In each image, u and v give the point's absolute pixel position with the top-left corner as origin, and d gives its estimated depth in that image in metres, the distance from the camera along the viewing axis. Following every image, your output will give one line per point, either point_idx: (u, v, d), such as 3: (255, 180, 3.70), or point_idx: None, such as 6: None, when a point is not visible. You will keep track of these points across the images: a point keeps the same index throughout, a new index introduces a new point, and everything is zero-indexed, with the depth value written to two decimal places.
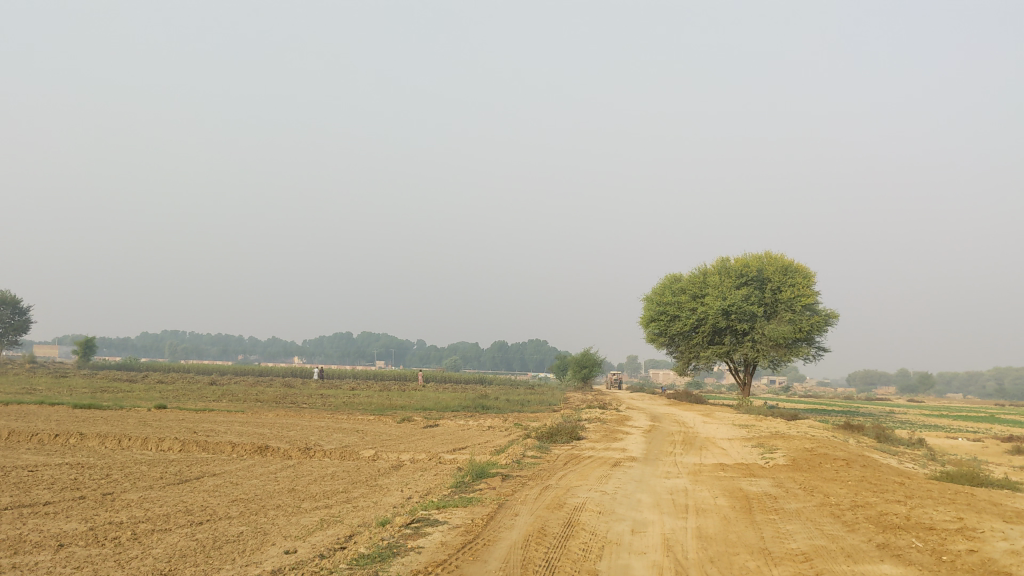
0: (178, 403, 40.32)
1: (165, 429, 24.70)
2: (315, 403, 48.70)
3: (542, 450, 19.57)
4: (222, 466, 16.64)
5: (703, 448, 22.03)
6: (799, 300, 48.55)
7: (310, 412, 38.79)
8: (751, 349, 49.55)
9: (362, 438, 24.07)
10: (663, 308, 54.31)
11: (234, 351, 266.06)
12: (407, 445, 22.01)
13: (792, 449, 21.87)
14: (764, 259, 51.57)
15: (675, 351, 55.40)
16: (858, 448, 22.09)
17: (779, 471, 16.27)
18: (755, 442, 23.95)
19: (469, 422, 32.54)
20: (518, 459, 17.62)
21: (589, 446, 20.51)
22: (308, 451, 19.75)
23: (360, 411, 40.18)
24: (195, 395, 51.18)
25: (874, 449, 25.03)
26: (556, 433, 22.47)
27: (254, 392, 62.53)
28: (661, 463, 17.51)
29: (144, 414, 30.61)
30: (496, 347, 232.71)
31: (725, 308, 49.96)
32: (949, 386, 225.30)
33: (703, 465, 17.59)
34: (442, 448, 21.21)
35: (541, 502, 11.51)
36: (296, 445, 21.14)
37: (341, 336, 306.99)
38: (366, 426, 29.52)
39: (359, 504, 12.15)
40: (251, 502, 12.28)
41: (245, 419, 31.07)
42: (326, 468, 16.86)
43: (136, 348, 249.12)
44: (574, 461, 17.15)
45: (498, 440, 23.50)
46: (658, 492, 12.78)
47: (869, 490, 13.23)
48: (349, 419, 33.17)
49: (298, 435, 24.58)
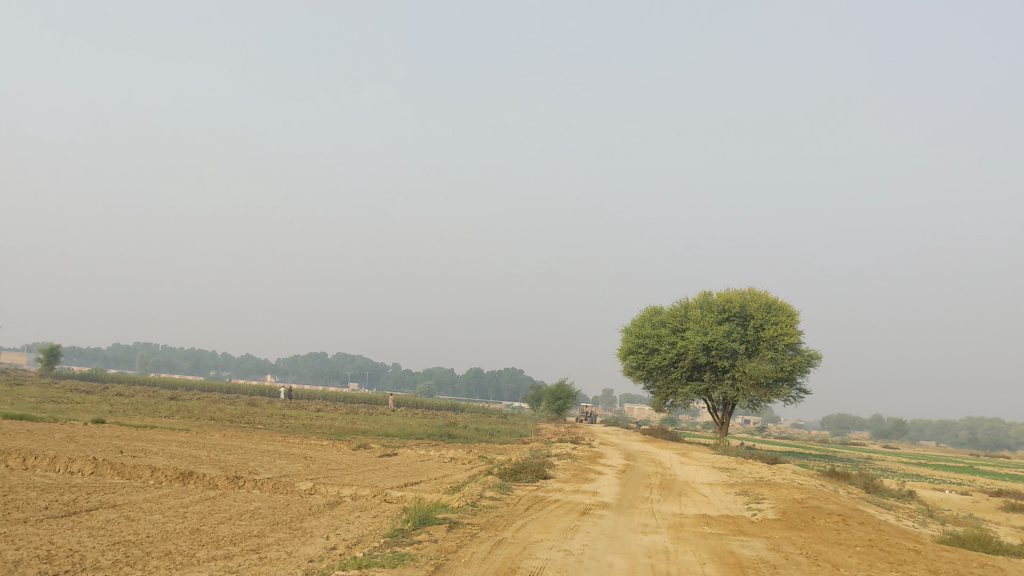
0: (123, 418, 37.85)
1: (89, 448, 22.26)
2: (274, 424, 46.16)
3: (502, 490, 17.38)
4: (130, 496, 14.30)
5: (683, 494, 19.92)
6: (782, 339, 46.74)
7: (263, 433, 36.28)
8: (731, 388, 47.66)
9: (307, 467, 21.75)
10: (641, 340, 52.27)
11: (206, 365, 262.08)
12: (354, 477, 19.70)
13: (781, 500, 19.78)
14: (747, 294, 49.70)
15: (653, 387, 53.39)
16: (853, 503, 20.02)
17: (773, 529, 14.16)
18: (739, 490, 21.77)
19: (431, 453, 30.24)
20: (475, 501, 15.42)
21: (556, 488, 18.36)
22: (238, 481, 17.38)
23: (317, 435, 37.78)
24: (148, 411, 48.53)
25: (869, 502, 22.91)
26: (520, 471, 20.28)
27: (211, 409, 59.59)
28: (637, 513, 15.32)
29: (77, 429, 28.09)
30: (472, 375, 230.35)
31: (706, 344, 48.05)
32: (922, 433, 225.01)
33: (684, 518, 15.41)
34: (391, 483, 18.94)
35: (492, 566, 9.27)
36: (226, 473, 18.74)
37: (315, 356, 303.36)
38: (317, 452, 27.13)
39: (266, 556, 9.96)
40: (135, 547, 10.01)
41: (187, 439, 28.60)
42: (250, 502, 14.60)
43: (106, 358, 244.14)
44: (537, 507, 14.97)
45: (457, 476, 21.25)
46: (634, 554, 10.59)
47: (885, 561, 11.12)
48: (301, 443, 30.79)
49: (237, 460, 22.20)
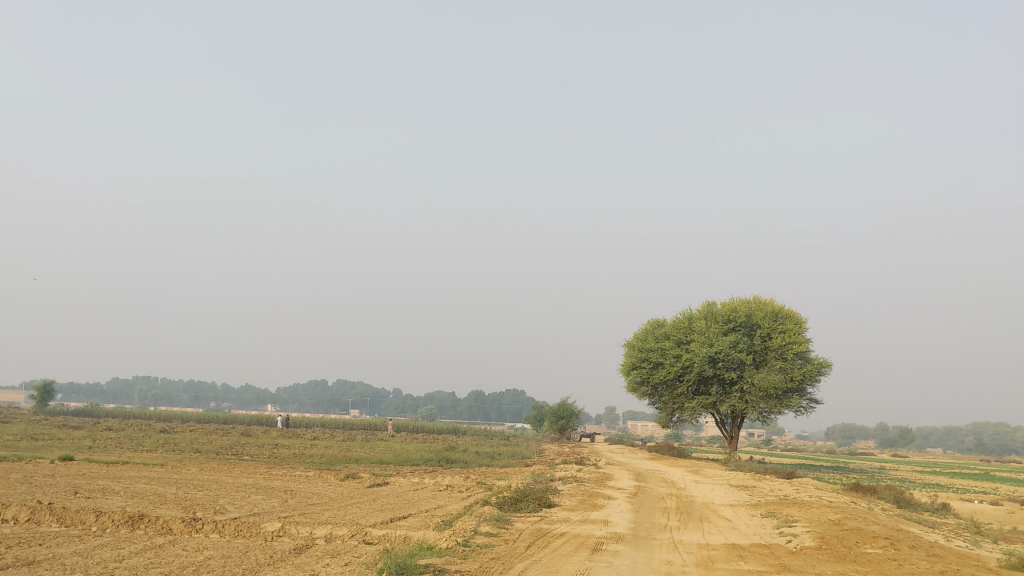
0: (97, 453, 35.45)
1: (39, 490, 19.95)
2: (263, 454, 43.78)
3: (500, 523, 15.13)
4: (55, 548, 12.12)
5: (703, 520, 17.79)
6: (791, 348, 44.61)
7: (249, 465, 34.00)
8: (739, 401, 45.49)
9: (284, 502, 19.52)
10: (644, 355, 50.07)
11: (205, 396, 259.42)
12: (334, 513, 17.45)
13: (814, 522, 17.63)
14: (753, 303, 47.53)
15: (658, 402, 51.11)
16: (895, 523, 17.90)
17: (819, 562, 12.05)
18: (765, 512, 19.65)
19: (425, 481, 27.89)
20: (467, 539, 13.19)
21: (561, 518, 16.24)
22: (195, 523, 15.14)
23: (305, 465, 35.48)
24: (130, 444, 46.24)
25: (907, 519, 20.78)
26: (521, 498, 18.11)
27: (200, 441, 57.25)
28: (656, 548, 13.11)
29: (38, 468, 25.84)
30: (473, 399, 228.25)
31: (712, 356, 45.82)
32: (928, 440, 221.64)
33: (711, 550, 13.28)
34: (374, 518, 16.73)
35: None
36: (186, 514, 16.47)
37: (315, 384, 301.18)
38: (299, 484, 24.85)
39: None
40: None
41: (159, 474, 26.29)
42: (199, 551, 12.42)
43: (103, 393, 241.23)
44: (540, 544, 12.77)
45: (452, 507, 19.05)
46: None
47: None
48: (285, 475, 28.45)
49: (203, 497, 19.87)
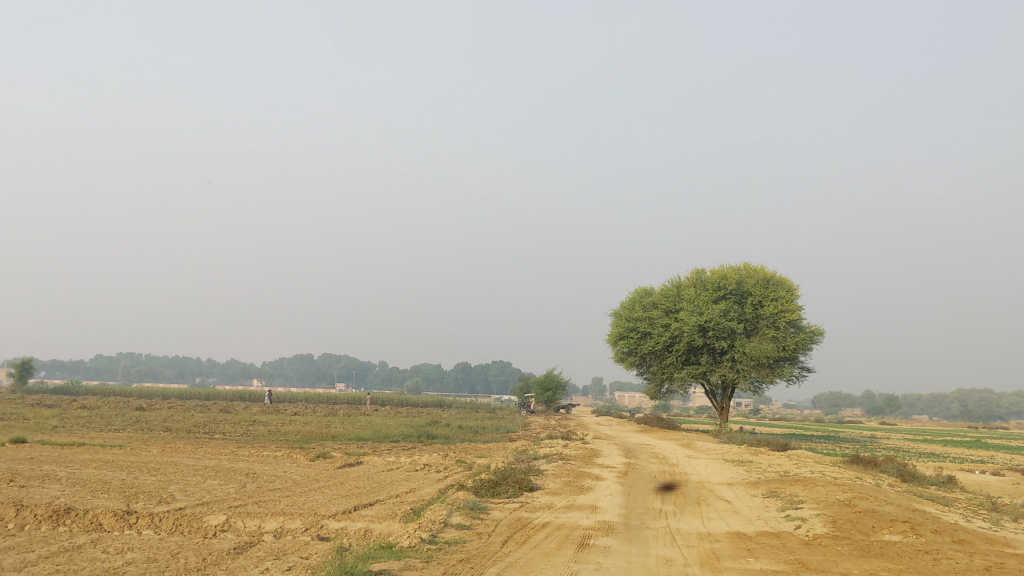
0: (57, 434, 33.56)
1: None
2: (236, 432, 41.98)
3: (474, 512, 13.42)
4: None
5: (701, 503, 16.13)
6: (783, 316, 43.05)
7: (218, 444, 32.23)
8: (730, 370, 43.90)
9: (241, 489, 17.76)
10: (631, 325, 48.37)
11: (190, 373, 257.05)
12: (291, 502, 15.68)
13: (823, 503, 15.97)
14: (743, 270, 45.91)
15: (647, 373, 49.51)
16: (910, 503, 16.26)
17: (844, 558, 10.31)
18: (766, 492, 18.06)
19: (402, 460, 26.20)
20: (435, 535, 11.39)
21: (544, 505, 14.56)
22: (129, 517, 13.32)
23: (276, 443, 33.71)
24: (100, 424, 44.41)
25: (919, 496, 19.18)
26: (500, 482, 16.43)
27: (173, 418, 55.35)
28: (650, 542, 11.37)
29: None
30: (460, 370, 227.27)
31: (702, 324, 44.12)
32: (913, 407, 222.06)
33: (715, 543, 11.56)
34: (336, 508, 14.99)
35: None
36: (123, 505, 14.68)
37: (302, 358, 299.26)
38: (263, 467, 23.00)
39: None
40: None
41: (114, 457, 24.39)
42: (120, 554, 10.65)
43: (86, 370, 238.25)
44: (521, 541, 10.99)
45: (424, 491, 17.33)
46: None
47: None
48: (253, 455, 26.66)
49: (153, 484, 18.09)
